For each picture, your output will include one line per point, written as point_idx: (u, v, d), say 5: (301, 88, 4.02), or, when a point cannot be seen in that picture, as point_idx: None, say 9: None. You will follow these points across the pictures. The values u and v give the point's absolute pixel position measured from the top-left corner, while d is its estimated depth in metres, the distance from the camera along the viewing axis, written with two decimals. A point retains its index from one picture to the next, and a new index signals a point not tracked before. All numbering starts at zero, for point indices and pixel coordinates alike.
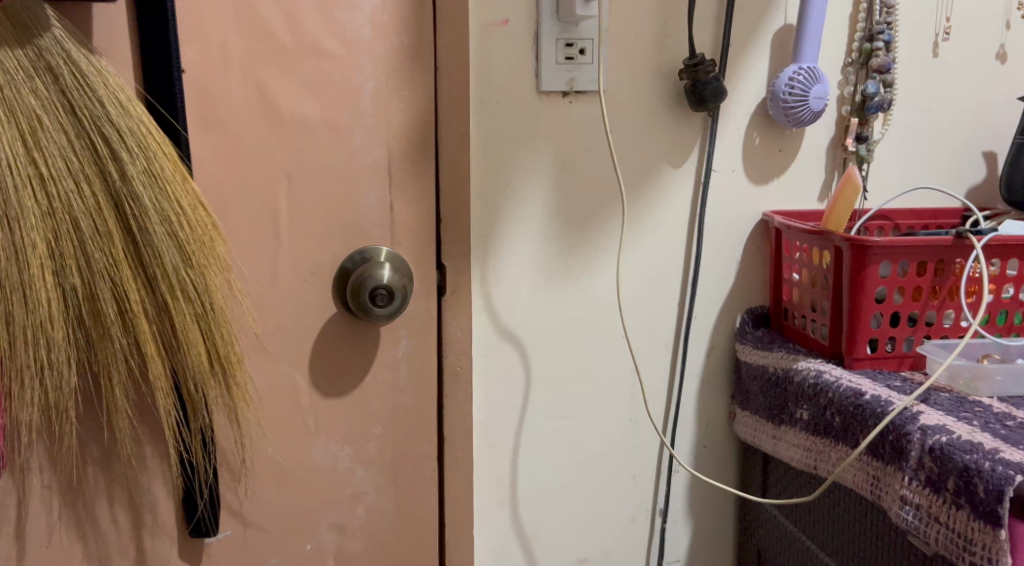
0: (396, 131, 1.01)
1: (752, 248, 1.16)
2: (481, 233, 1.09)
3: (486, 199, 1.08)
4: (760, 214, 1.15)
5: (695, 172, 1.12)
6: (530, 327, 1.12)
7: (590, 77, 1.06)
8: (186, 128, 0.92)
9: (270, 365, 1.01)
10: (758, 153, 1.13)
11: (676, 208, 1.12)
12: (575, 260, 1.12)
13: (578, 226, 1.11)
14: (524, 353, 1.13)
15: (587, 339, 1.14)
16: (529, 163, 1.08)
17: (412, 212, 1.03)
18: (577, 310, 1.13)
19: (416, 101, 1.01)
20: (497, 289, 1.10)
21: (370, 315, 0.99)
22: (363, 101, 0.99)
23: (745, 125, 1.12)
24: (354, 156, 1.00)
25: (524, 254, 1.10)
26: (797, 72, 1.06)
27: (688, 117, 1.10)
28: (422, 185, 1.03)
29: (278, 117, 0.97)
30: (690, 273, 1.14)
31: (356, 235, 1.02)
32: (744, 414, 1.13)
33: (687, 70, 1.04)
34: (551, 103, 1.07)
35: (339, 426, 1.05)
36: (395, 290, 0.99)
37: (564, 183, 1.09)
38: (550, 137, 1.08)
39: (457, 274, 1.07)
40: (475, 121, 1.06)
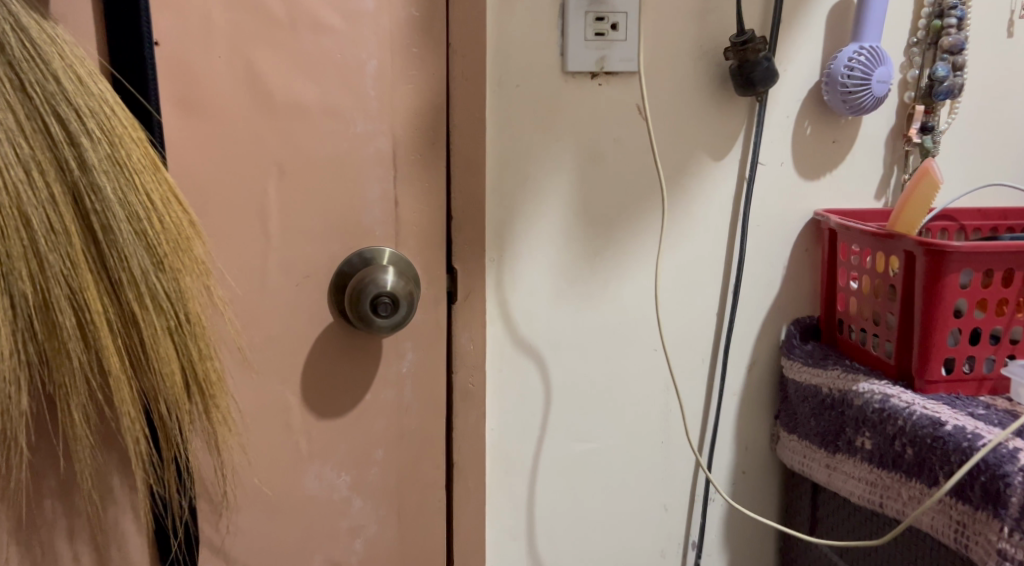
0: (403, 117, 0.88)
1: (801, 251, 1.03)
2: (497, 232, 0.96)
3: (503, 193, 0.95)
4: (811, 213, 1.02)
5: (738, 165, 0.99)
6: (551, 338, 1.00)
7: (622, 56, 0.93)
8: (159, 111, 0.80)
9: (257, 381, 0.89)
10: (809, 145, 1.00)
11: (717, 206, 1.00)
12: (602, 264, 0.99)
13: (606, 225, 0.98)
14: (543, 368, 1.00)
15: (615, 352, 1.01)
16: (552, 153, 0.95)
17: (419, 209, 0.91)
18: (603, 320, 1.00)
19: (425, 83, 0.88)
20: (515, 296, 0.98)
21: (369, 323, 0.87)
22: (364, 80, 0.87)
23: (795, 113, 0.99)
24: (354, 144, 0.88)
25: (545, 256, 0.98)
26: (858, 51, 0.93)
27: (731, 103, 0.98)
28: (431, 177, 0.91)
29: (267, 99, 0.85)
30: (732, 278, 1.01)
31: (356, 235, 0.90)
32: (791, 439, 1.00)
33: (734, 48, 0.92)
34: (578, 86, 0.94)
35: (336, 450, 0.93)
36: (399, 296, 0.87)
37: (591, 177, 0.97)
38: (575, 124, 0.95)
39: (469, 280, 0.95)
40: (492, 106, 0.93)
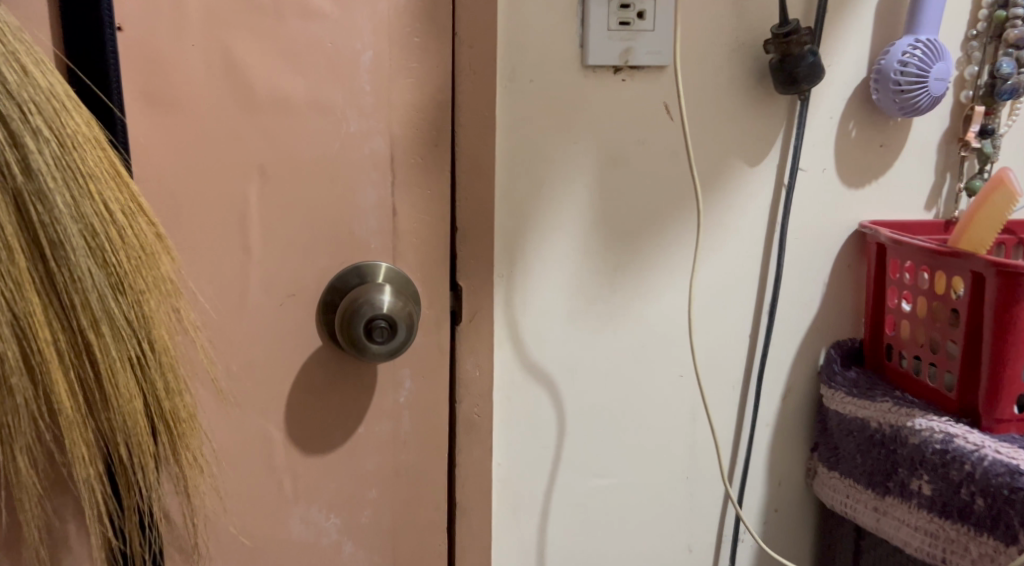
0: (403, 115, 0.78)
1: (844, 267, 0.93)
2: (508, 245, 0.85)
3: (514, 202, 0.85)
4: (855, 225, 0.92)
5: (775, 172, 0.89)
6: (566, 363, 0.89)
7: (650, 48, 0.83)
8: (123, 112, 0.70)
9: (234, 414, 0.78)
10: (854, 149, 0.90)
11: (751, 218, 0.90)
12: (624, 281, 0.89)
13: (629, 238, 0.88)
14: (558, 396, 0.90)
15: (637, 378, 0.91)
16: (569, 157, 0.85)
17: (420, 220, 0.81)
18: (625, 343, 0.90)
19: (428, 76, 0.78)
20: (526, 316, 0.88)
21: (362, 350, 0.76)
22: (358, 73, 0.76)
23: (839, 114, 0.89)
24: (346, 145, 0.77)
25: (561, 272, 0.87)
26: (914, 45, 0.83)
27: (769, 102, 0.88)
28: (433, 184, 0.80)
29: (247, 95, 0.74)
30: (767, 297, 0.91)
31: (348, 249, 0.79)
32: (830, 476, 0.90)
33: (775, 40, 0.82)
34: (599, 82, 0.84)
35: (324, 491, 0.82)
36: (397, 319, 0.76)
37: (612, 184, 0.86)
38: (595, 125, 0.85)
39: (476, 298, 0.84)
40: (502, 103, 0.82)
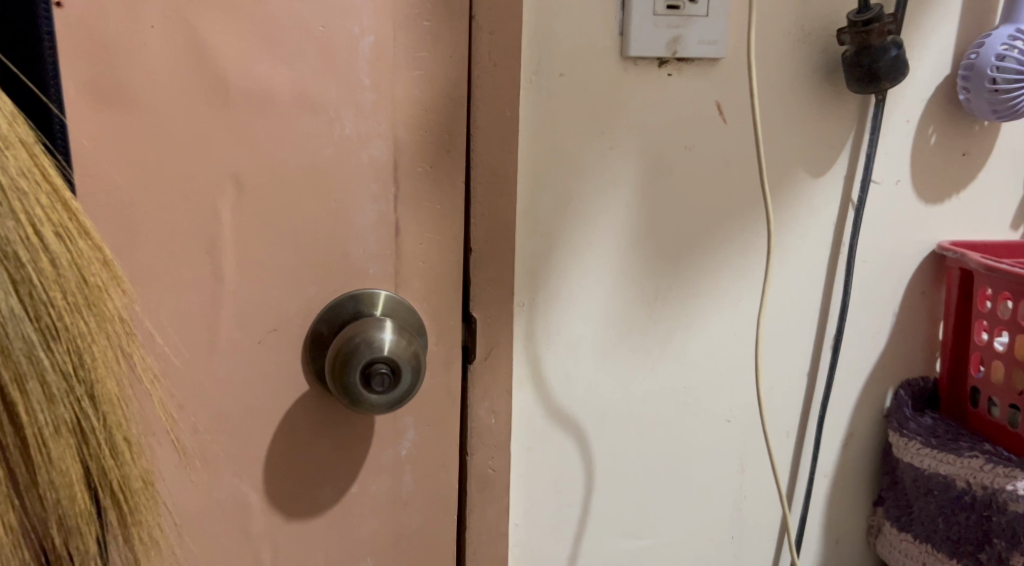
0: (408, 115, 0.64)
1: (917, 293, 0.80)
2: (531, 269, 0.72)
3: (539, 219, 0.71)
4: (931, 245, 0.79)
5: (842, 184, 0.76)
6: (596, 407, 0.76)
7: (702, 38, 0.70)
8: (61, 110, 0.57)
9: (202, 472, 0.65)
10: (933, 159, 0.77)
11: (814, 238, 0.77)
12: (666, 311, 0.76)
13: (673, 261, 0.75)
14: (586, 444, 0.77)
15: (679, 423, 0.78)
16: (605, 166, 0.72)
17: (428, 240, 0.67)
18: (665, 383, 0.77)
19: (440, 67, 0.64)
20: (551, 353, 0.74)
21: (357, 399, 0.63)
22: (355, 63, 0.62)
23: (917, 117, 0.76)
24: (339, 150, 0.63)
25: (592, 300, 0.74)
26: (1015, 36, 0.71)
27: (838, 103, 0.75)
28: (444, 197, 0.67)
29: (218, 89, 0.60)
30: (831, 330, 0.78)
31: (340, 275, 0.66)
32: (902, 538, 0.78)
33: (852, 30, 0.69)
34: (641, 76, 0.71)
35: (311, 561, 0.69)
36: (399, 363, 0.62)
37: (654, 197, 0.73)
38: (636, 128, 0.72)
39: (492, 333, 0.71)
40: (526, 102, 0.69)
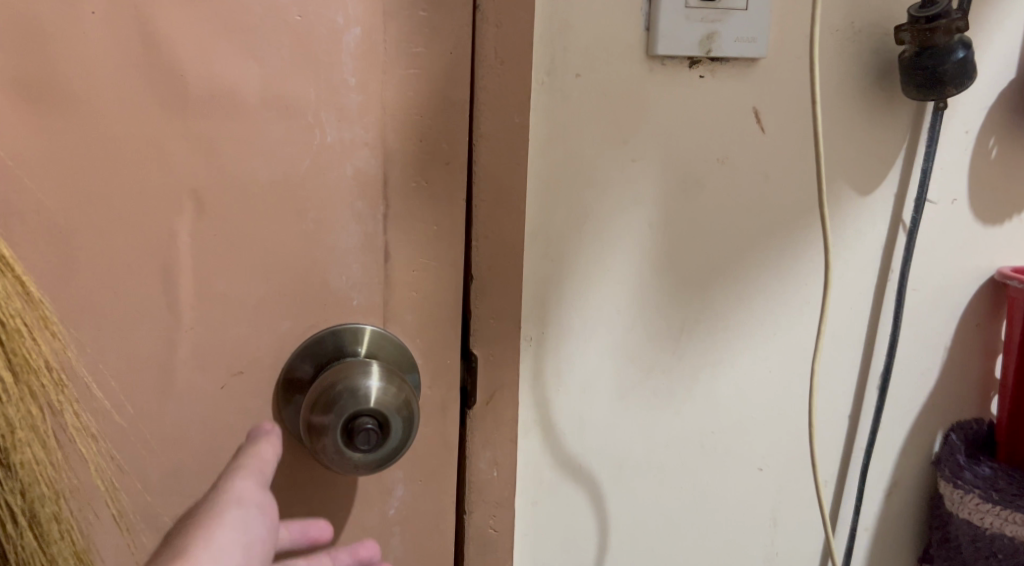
0: (401, 121, 0.54)
1: (972, 325, 0.71)
2: (539, 300, 0.62)
3: (550, 243, 0.62)
4: (988, 272, 0.70)
5: (893, 203, 0.67)
6: (611, 456, 0.67)
7: (739, 34, 0.60)
8: None
9: (158, 536, 0.56)
10: (994, 174, 0.69)
11: (859, 264, 0.68)
12: (692, 346, 0.66)
13: (701, 291, 0.65)
14: (600, 497, 0.67)
15: (704, 473, 0.69)
16: (626, 181, 0.62)
17: (422, 267, 0.57)
18: (689, 429, 0.68)
19: (438, 64, 0.54)
20: (561, 397, 0.65)
21: (338, 458, 0.53)
22: (337, 58, 0.52)
23: (977, 127, 0.67)
24: (318, 162, 0.53)
25: (607, 335, 0.64)
26: None
27: (891, 109, 0.65)
28: (441, 218, 0.57)
29: (172, 89, 0.50)
30: (876, 367, 0.70)
31: (319, 308, 0.56)
32: None
33: (912, 27, 0.60)
34: (669, 78, 0.61)
35: None
36: (388, 415, 0.53)
37: (681, 217, 0.64)
38: (664, 137, 0.62)
39: (496, 374, 0.61)
40: (537, 107, 0.59)
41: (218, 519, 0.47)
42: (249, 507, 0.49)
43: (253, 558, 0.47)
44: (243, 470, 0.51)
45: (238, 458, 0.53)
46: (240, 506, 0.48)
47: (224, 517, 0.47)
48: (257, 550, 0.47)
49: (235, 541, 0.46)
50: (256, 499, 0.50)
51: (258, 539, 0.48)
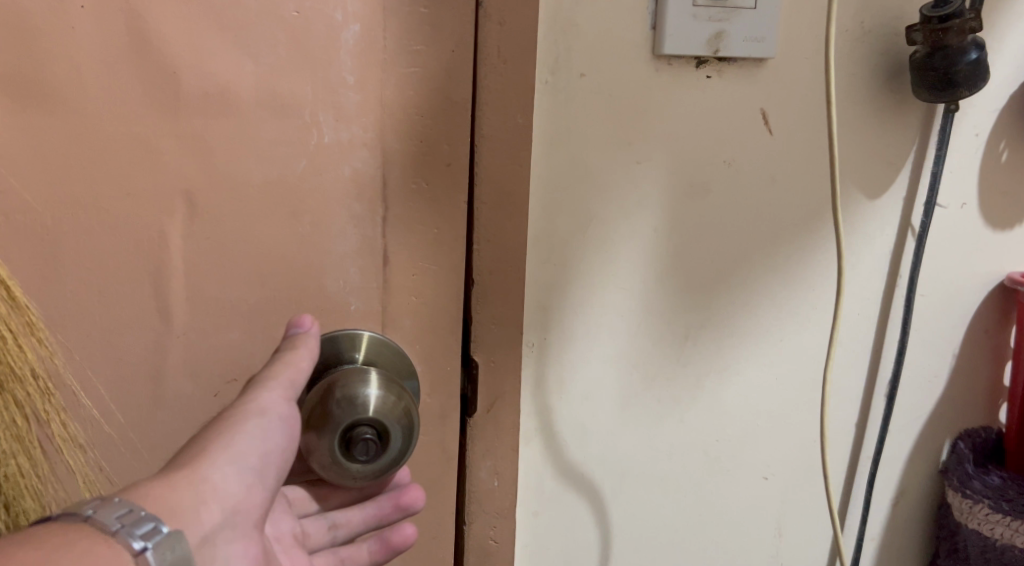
0: (400, 121, 0.53)
1: (980, 332, 0.70)
2: (542, 304, 0.61)
3: (553, 246, 0.60)
4: (997, 277, 0.69)
5: (902, 207, 0.66)
6: (614, 464, 0.65)
7: (749, 34, 0.58)
8: None
9: None
10: (1005, 177, 0.67)
11: (867, 269, 0.66)
12: (697, 353, 0.65)
13: (707, 295, 0.64)
14: (602, 505, 0.66)
15: (708, 481, 0.68)
16: (631, 183, 0.60)
17: (421, 272, 0.56)
18: (693, 435, 0.66)
19: (439, 62, 0.52)
20: (564, 402, 0.63)
21: (336, 469, 0.52)
22: (335, 56, 0.51)
23: (988, 129, 0.66)
24: (315, 163, 0.52)
25: (612, 339, 0.63)
26: None
27: (901, 112, 0.64)
28: (442, 221, 0.55)
29: (163, 87, 0.48)
30: (884, 374, 0.68)
31: (315, 313, 0.54)
32: None
33: (925, 26, 0.58)
34: (676, 78, 0.59)
35: None
36: (387, 425, 0.51)
37: (687, 220, 0.62)
38: (670, 138, 0.60)
39: (497, 382, 0.59)
40: (540, 107, 0.57)
41: (244, 421, 0.47)
42: (276, 411, 0.48)
43: (266, 469, 0.48)
44: (279, 366, 0.49)
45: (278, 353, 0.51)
46: (267, 409, 0.48)
47: (245, 426, 0.47)
48: (273, 459, 0.48)
49: (253, 450, 0.47)
50: (284, 401, 0.49)
51: (275, 449, 0.48)
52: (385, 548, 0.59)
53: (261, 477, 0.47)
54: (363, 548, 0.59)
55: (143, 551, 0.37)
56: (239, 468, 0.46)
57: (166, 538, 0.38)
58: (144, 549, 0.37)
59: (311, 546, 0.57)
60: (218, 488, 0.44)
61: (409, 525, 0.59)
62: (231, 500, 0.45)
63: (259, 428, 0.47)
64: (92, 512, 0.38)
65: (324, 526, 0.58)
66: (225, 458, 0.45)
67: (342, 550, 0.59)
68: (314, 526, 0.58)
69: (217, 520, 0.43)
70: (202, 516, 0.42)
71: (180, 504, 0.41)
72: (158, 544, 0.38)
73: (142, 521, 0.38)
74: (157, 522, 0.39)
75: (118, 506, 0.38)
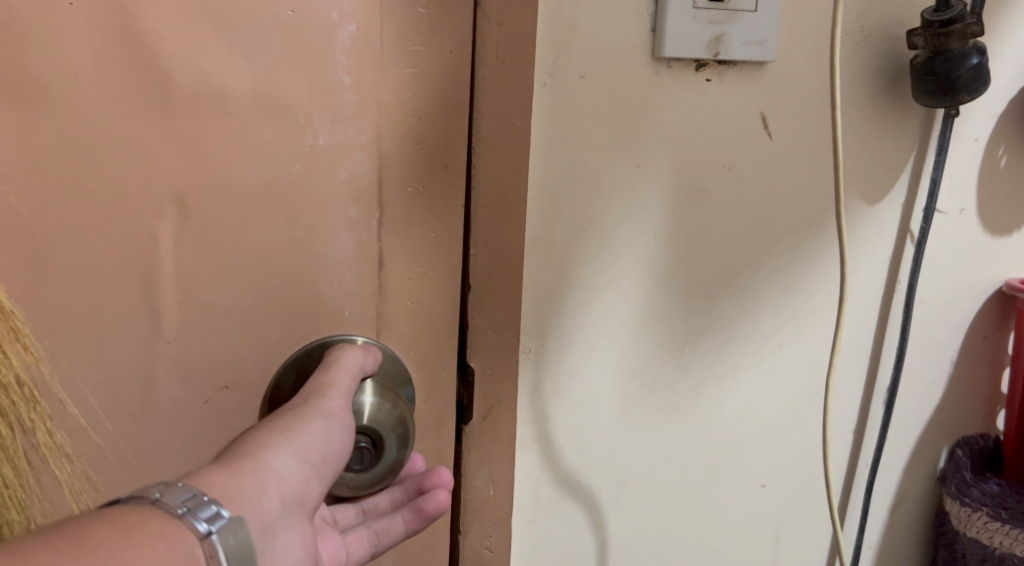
0: (397, 123, 0.52)
1: (979, 338, 0.70)
2: (540, 309, 0.60)
3: (552, 251, 0.59)
4: (996, 284, 0.69)
5: (900, 213, 0.65)
6: (612, 471, 0.65)
7: (749, 36, 0.57)
8: None
9: None
10: (1004, 183, 0.67)
11: (866, 275, 0.66)
12: (697, 360, 0.64)
13: (708, 302, 0.63)
14: (600, 513, 0.65)
15: (706, 489, 0.67)
16: (631, 188, 0.60)
17: (417, 276, 0.55)
18: (693, 442, 0.66)
19: (438, 63, 0.51)
20: (562, 410, 0.62)
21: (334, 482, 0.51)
22: (330, 55, 0.49)
23: (987, 135, 0.66)
24: (309, 165, 0.51)
25: (612, 345, 0.62)
26: None
27: (902, 117, 0.63)
28: (439, 225, 0.54)
29: (154, 86, 0.47)
30: (882, 381, 0.68)
31: (308, 319, 0.53)
32: None
33: (926, 31, 0.58)
34: (676, 81, 0.58)
35: None
36: (382, 434, 0.50)
37: (687, 225, 0.61)
38: (670, 142, 0.60)
39: (493, 388, 0.58)
40: (538, 110, 0.57)
41: (310, 418, 0.46)
42: (338, 413, 0.48)
43: (324, 469, 0.47)
44: (338, 374, 0.49)
45: (339, 359, 0.51)
46: (330, 411, 0.47)
47: (311, 423, 0.46)
48: (332, 461, 0.47)
49: (315, 447, 0.46)
50: (344, 405, 0.48)
51: (335, 451, 0.47)
52: (418, 518, 0.54)
53: (321, 475, 0.46)
54: (394, 519, 0.55)
55: (208, 535, 0.38)
56: (300, 462, 0.45)
57: (229, 522, 0.39)
58: (209, 533, 0.38)
59: (344, 530, 0.55)
60: (278, 478, 0.44)
61: (440, 491, 0.55)
62: (290, 491, 0.44)
63: (324, 426, 0.46)
64: (159, 496, 0.38)
65: (354, 512, 0.56)
66: (290, 449, 0.45)
67: (375, 523, 0.55)
68: (345, 515, 0.55)
69: (277, 509, 0.43)
70: (263, 502, 0.42)
71: (242, 490, 0.41)
72: (221, 528, 0.38)
73: (206, 505, 0.39)
74: (220, 508, 0.39)
75: (183, 490, 0.39)
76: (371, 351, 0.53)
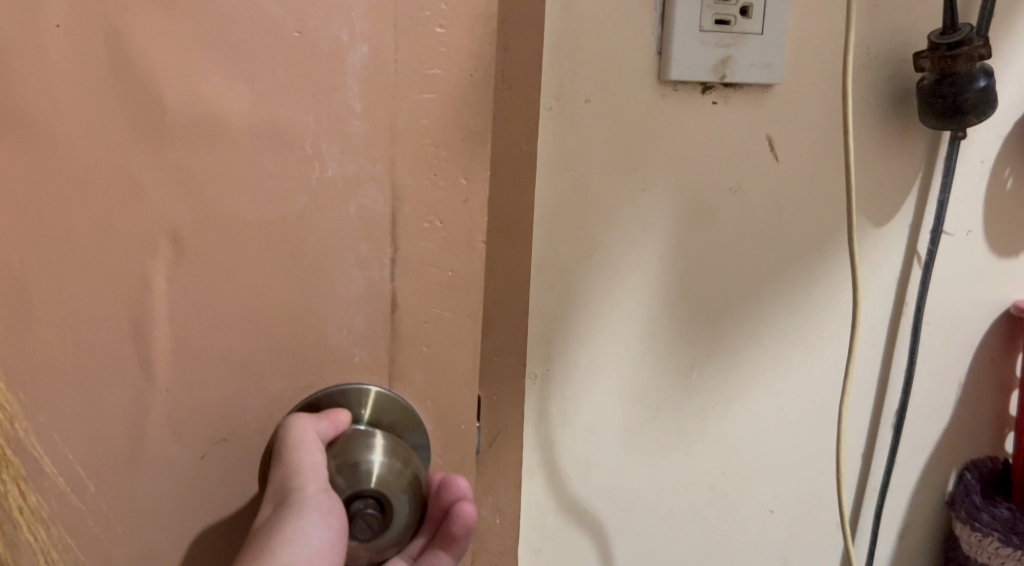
0: (412, 157, 0.50)
1: (986, 360, 0.69)
2: (545, 335, 0.59)
3: (557, 276, 0.58)
4: (1003, 306, 0.68)
5: (908, 235, 0.65)
6: (618, 498, 0.63)
7: (756, 59, 0.57)
8: None
9: None
10: (1010, 205, 0.67)
11: (873, 297, 0.65)
12: (703, 385, 0.63)
13: (714, 325, 0.62)
14: (606, 541, 0.64)
15: (713, 514, 0.66)
16: (637, 211, 0.59)
17: (436, 318, 0.52)
18: (699, 467, 0.65)
19: (456, 90, 0.49)
20: (567, 437, 0.61)
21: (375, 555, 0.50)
22: (339, 83, 0.48)
23: (993, 156, 0.65)
24: (316, 199, 0.49)
25: (617, 371, 0.61)
26: None
27: (908, 138, 0.63)
28: (459, 264, 0.52)
29: (152, 114, 0.46)
30: (892, 403, 0.67)
31: (313, 357, 0.51)
32: None
33: (933, 53, 0.57)
34: (681, 104, 0.58)
35: None
36: (389, 495, 0.48)
37: (695, 249, 0.60)
38: (677, 165, 0.59)
39: (499, 413, 0.57)
40: (545, 133, 0.56)
41: (286, 524, 0.46)
42: (314, 504, 0.47)
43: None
44: (302, 452, 0.48)
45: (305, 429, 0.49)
46: (305, 507, 0.47)
47: (288, 529, 0.46)
48: (326, 554, 0.47)
49: (300, 552, 0.46)
50: (319, 489, 0.48)
51: (325, 544, 0.47)
52: (458, 539, 0.53)
53: None
54: (439, 552, 0.54)
55: None
56: None
57: None
58: None
59: None
60: None
61: (467, 503, 0.53)
62: None
63: (304, 525, 0.46)
64: None
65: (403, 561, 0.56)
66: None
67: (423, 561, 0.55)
68: None
69: None
70: None
71: None
72: None
73: None
74: None
75: None
76: (333, 415, 0.50)
